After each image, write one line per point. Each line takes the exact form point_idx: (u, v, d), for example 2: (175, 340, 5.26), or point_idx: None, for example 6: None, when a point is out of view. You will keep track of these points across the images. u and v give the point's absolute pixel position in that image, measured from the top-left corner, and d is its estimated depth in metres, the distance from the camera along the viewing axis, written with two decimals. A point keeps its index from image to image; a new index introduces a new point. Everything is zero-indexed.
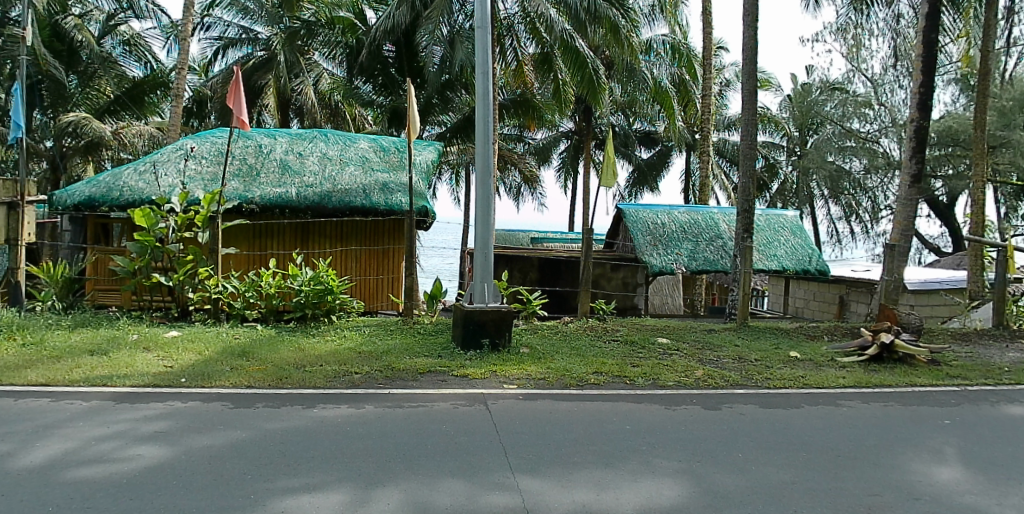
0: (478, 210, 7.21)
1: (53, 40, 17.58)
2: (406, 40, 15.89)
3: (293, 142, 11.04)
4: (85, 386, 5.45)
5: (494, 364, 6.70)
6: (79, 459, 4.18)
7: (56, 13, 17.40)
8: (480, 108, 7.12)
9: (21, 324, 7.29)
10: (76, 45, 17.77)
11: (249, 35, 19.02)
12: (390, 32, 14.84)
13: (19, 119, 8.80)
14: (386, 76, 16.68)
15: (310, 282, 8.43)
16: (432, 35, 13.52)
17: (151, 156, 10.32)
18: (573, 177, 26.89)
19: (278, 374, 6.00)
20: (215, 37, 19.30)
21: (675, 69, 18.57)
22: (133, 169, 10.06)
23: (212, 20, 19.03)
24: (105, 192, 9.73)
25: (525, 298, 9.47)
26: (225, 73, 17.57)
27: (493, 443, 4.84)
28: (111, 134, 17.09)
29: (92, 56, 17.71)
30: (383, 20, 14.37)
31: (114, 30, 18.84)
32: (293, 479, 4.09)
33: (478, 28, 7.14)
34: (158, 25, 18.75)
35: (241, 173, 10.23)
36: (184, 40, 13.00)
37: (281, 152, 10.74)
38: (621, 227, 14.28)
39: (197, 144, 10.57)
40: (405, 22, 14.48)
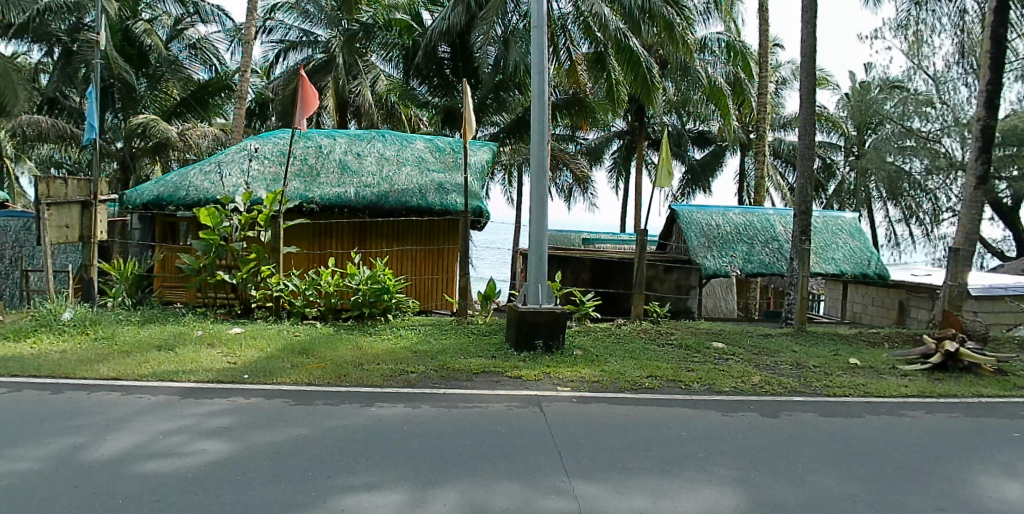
0: (532, 210, 7.13)
1: (125, 45, 18.46)
2: (461, 41, 15.87)
3: (352, 143, 11.21)
4: (153, 380, 5.60)
5: (548, 365, 6.63)
6: (148, 453, 4.30)
7: (127, 18, 18.28)
8: (534, 107, 7.06)
9: (94, 319, 7.54)
10: (145, 49, 18.54)
11: (310, 38, 19.21)
12: (445, 33, 14.99)
13: (93, 120, 9.07)
14: (441, 77, 16.85)
15: (367, 281, 8.49)
16: (486, 36, 13.68)
17: (217, 157, 10.60)
18: (625, 177, 26.66)
19: (336, 371, 6.06)
20: (276, 41, 19.60)
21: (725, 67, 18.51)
22: (199, 170, 10.35)
23: (274, 23, 19.35)
24: (172, 191, 10.02)
25: (578, 299, 9.30)
26: (289, 75, 17.87)
27: (547, 446, 4.79)
28: (177, 135, 17.56)
29: (161, 59, 18.64)
30: (439, 22, 14.60)
31: (182, 34, 19.40)
32: (352, 477, 4.13)
33: (534, 27, 7.07)
34: (222, 28, 19.32)
35: (302, 173, 10.45)
36: (246, 43, 13.30)
37: (341, 152, 10.92)
38: (676, 228, 13.91)
39: (260, 145, 10.83)
40: (461, 23, 14.70)
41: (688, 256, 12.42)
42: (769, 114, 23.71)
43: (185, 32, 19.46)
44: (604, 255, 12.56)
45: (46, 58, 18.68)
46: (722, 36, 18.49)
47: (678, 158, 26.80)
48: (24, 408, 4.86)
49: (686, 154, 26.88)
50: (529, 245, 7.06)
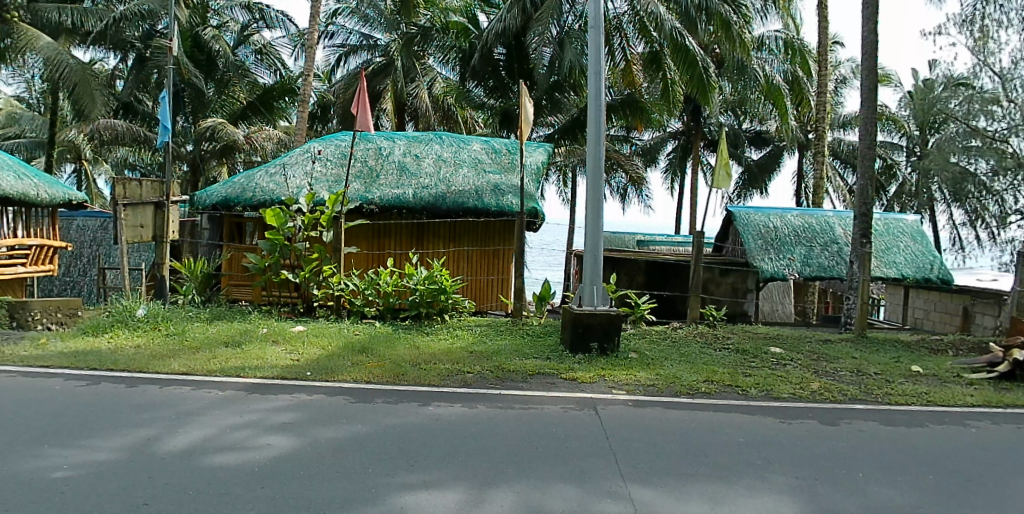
0: (589, 211, 7.07)
1: (194, 50, 18.90)
2: (517, 41, 15.79)
3: (410, 145, 11.37)
4: (222, 376, 5.78)
5: (603, 368, 6.57)
6: (217, 446, 4.44)
7: (196, 24, 18.77)
8: (591, 107, 7.01)
9: (167, 316, 7.79)
10: (214, 54, 19.02)
11: (370, 41, 19.42)
12: (501, 35, 15.26)
13: (167, 122, 9.38)
14: (497, 78, 16.80)
15: (425, 281, 8.57)
16: (541, 37, 13.97)
17: (281, 159, 10.88)
18: (681, 177, 26.25)
19: (395, 370, 6.14)
20: (338, 44, 19.90)
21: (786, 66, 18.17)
22: (264, 172, 10.65)
23: (335, 28, 19.69)
24: (239, 192, 10.32)
25: (633, 302, 9.18)
26: (349, 78, 18.26)
27: (603, 450, 4.75)
28: (244, 138, 17.93)
29: (228, 64, 19.09)
30: (496, 23, 14.98)
31: (248, 39, 20.11)
32: (411, 475, 4.18)
33: (591, 28, 7.04)
34: (286, 33, 19.79)
35: (363, 175, 10.65)
36: (309, 48, 13.62)
37: (399, 154, 11.08)
38: (732, 230, 13.60)
39: (322, 147, 11.08)
40: (517, 25, 15.02)
41: (745, 259, 12.14)
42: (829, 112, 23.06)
43: (251, 37, 20.05)
44: (660, 258, 12.22)
45: (121, 65, 19.50)
46: (779, 34, 18.13)
47: (735, 158, 26.28)
48: (102, 400, 5.07)
49: (742, 155, 26.39)
50: (585, 247, 7.00)
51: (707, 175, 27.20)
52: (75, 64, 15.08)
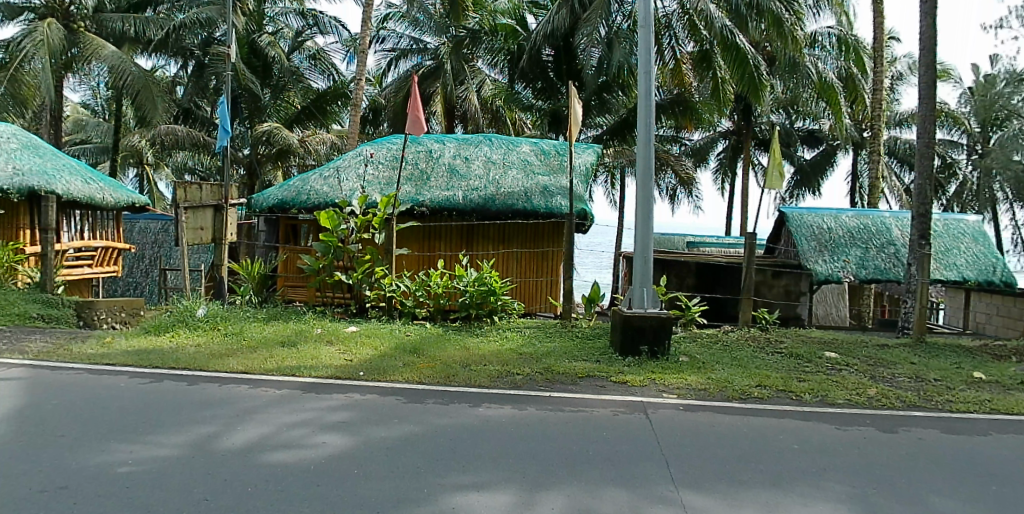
0: (639, 212, 6.99)
1: (251, 57, 19.48)
2: (565, 43, 16.25)
3: (460, 147, 11.46)
4: (279, 375, 5.90)
5: (653, 371, 6.48)
6: (274, 444, 4.54)
7: (253, 31, 19.24)
8: (641, 107, 6.93)
9: (225, 316, 8.01)
10: (269, 60, 19.54)
11: (421, 45, 19.45)
12: (550, 36, 15.36)
13: (226, 126, 9.58)
14: (545, 79, 16.97)
15: (475, 282, 8.59)
16: (590, 37, 14.09)
17: (335, 162, 11.10)
18: (731, 178, 25.86)
19: (445, 371, 6.17)
20: (389, 49, 20.15)
21: (839, 62, 17.74)
22: (319, 175, 10.88)
23: (386, 33, 19.92)
24: (295, 195, 10.56)
25: (684, 304, 9.00)
26: (400, 82, 18.58)
27: (654, 455, 4.67)
28: (299, 142, 18.36)
29: (284, 70, 19.51)
30: (545, 24, 15.08)
31: (302, 45, 20.42)
32: (462, 476, 4.19)
33: (640, 28, 6.97)
34: (340, 39, 20.16)
35: (414, 177, 10.79)
36: (362, 52, 13.84)
37: (450, 157, 11.17)
38: (784, 232, 13.26)
39: (375, 150, 11.25)
40: (566, 26, 15.13)
41: (798, 261, 11.85)
42: (885, 110, 22.40)
43: (305, 43, 20.38)
44: (710, 259, 11.97)
45: (181, 72, 20.16)
46: (834, 30, 17.76)
47: (787, 158, 25.75)
48: (165, 397, 5.24)
49: (794, 155, 25.85)
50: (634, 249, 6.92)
51: (758, 175, 26.71)
52: (137, 71, 15.68)
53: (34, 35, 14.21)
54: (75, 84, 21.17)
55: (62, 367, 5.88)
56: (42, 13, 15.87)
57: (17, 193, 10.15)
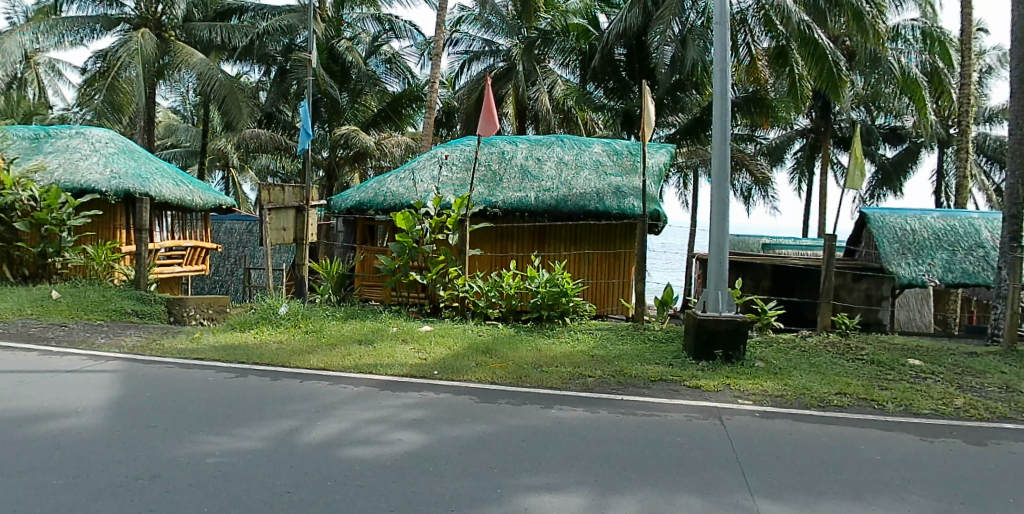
0: (715, 213, 6.85)
1: (330, 63, 19.94)
2: (638, 42, 16.24)
3: (533, 148, 11.49)
4: (356, 372, 6.04)
5: (728, 376, 6.32)
6: (352, 439, 4.64)
7: (331, 37, 19.77)
8: (717, 106, 6.77)
9: (306, 313, 8.25)
10: (347, 66, 20.02)
11: (492, 47, 19.84)
12: (622, 35, 15.41)
13: (308, 128, 9.79)
14: (617, 79, 16.92)
15: (547, 284, 8.58)
16: (663, 35, 14.04)
17: (410, 164, 11.32)
18: (809, 178, 25.12)
19: (517, 372, 6.19)
20: (461, 51, 20.35)
21: (926, 56, 16.93)
22: (395, 177, 11.12)
23: (460, 35, 20.09)
24: (373, 196, 10.81)
25: (760, 308, 8.78)
26: (473, 83, 18.84)
27: (730, 462, 4.56)
28: (375, 144, 18.72)
29: (361, 75, 19.95)
30: (616, 23, 15.06)
31: (379, 49, 20.73)
32: (534, 477, 4.19)
33: (717, 24, 6.82)
34: (414, 43, 20.50)
35: (487, 178, 10.90)
36: (436, 55, 14.05)
37: (522, 158, 11.22)
38: (865, 233, 12.74)
39: (449, 151, 11.41)
40: (638, 24, 15.09)
41: (880, 264, 11.27)
42: (975, 105, 21.26)
43: (381, 47, 20.83)
44: (788, 260, 11.35)
45: (265, 78, 20.87)
46: (919, 23, 17.07)
47: (868, 157, 24.73)
48: (250, 391, 5.44)
49: (876, 153, 24.81)
50: (710, 251, 6.77)
51: (837, 174, 25.77)
52: (223, 77, 16.40)
53: (129, 45, 15.09)
54: (166, 92, 22.33)
55: (156, 361, 6.19)
56: (136, 23, 16.85)
57: (115, 195, 10.87)
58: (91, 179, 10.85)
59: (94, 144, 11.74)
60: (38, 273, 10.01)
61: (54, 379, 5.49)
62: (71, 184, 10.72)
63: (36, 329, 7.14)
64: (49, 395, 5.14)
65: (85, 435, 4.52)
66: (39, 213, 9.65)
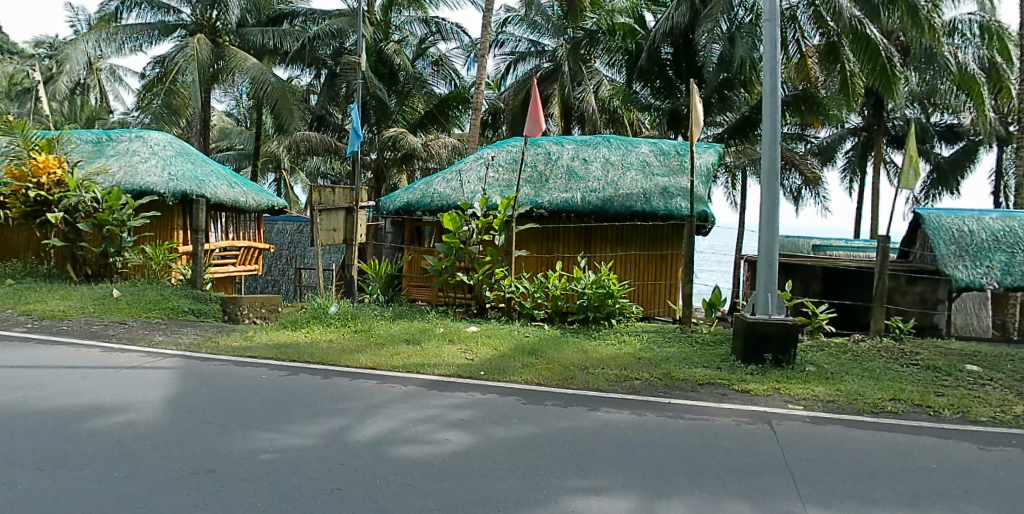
0: (765, 214, 6.73)
1: (379, 65, 20.30)
2: (685, 39, 16.17)
3: (579, 149, 11.46)
4: (404, 371, 6.11)
5: (778, 381, 6.20)
6: (400, 438, 4.69)
7: (381, 41, 20.16)
8: (767, 104, 6.65)
9: (355, 313, 8.36)
10: (396, 68, 20.30)
11: (539, 48, 19.58)
12: (669, 33, 15.41)
13: (358, 130, 9.91)
14: (663, 78, 16.89)
15: (593, 285, 8.55)
16: (711, 33, 13.96)
17: (457, 165, 11.40)
18: (860, 177, 24.55)
19: (564, 373, 6.17)
20: (507, 52, 20.32)
21: (985, 51, 16.42)
22: (442, 178, 11.20)
23: (506, 36, 20.08)
24: (420, 197, 10.91)
25: (810, 311, 8.62)
26: (519, 84, 18.91)
27: (780, 468, 4.46)
28: (423, 146, 18.81)
29: (409, 77, 20.18)
30: (663, 22, 15.02)
31: (426, 52, 21.07)
32: (581, 479, 4.17)
33: (766, 21, 6.69)
34: (460, 44, 20.65)
35: (533, 179, 10.92)
36: (482, 56, 14.11)
37: (568, 158, 11.21)
38: (920, 234, 12.37)
39: (496, 152, 11.46)
40: (685, 21, 15.03)
41: (934, 266, 11.04)
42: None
43: (427, 50, 21.03)
44: (839, 262, 10.80)
45: (314, 81, 21.11)
46: (977, 17, 16.57)
47: (923, 155, 24.05)
48: (301, 389, 5.54)
49: (931, 152, 24.08)
50: (760, 252, 6.65)
51: (890, 173, 25.11)
52: (275, 81, 16.80)
53: (186, 50, 15.60)
54: (220, 96, 23.02)
55: (211, 358, 6.35)
56: (193, 29, 17.41)
57: (172, 196, 11.24)
58: (150, 181, 11.26)
59: (154, 147, 12.14)
60: (101, 272, 10.42)
61: (115, 375, 5.68)
62: (131, 186, 11.13)
63: (98, 327, 7.41)
64: (111, 390, 5.32)
65: (145, 429, 4.66)
66: (101, 214, 9.98)
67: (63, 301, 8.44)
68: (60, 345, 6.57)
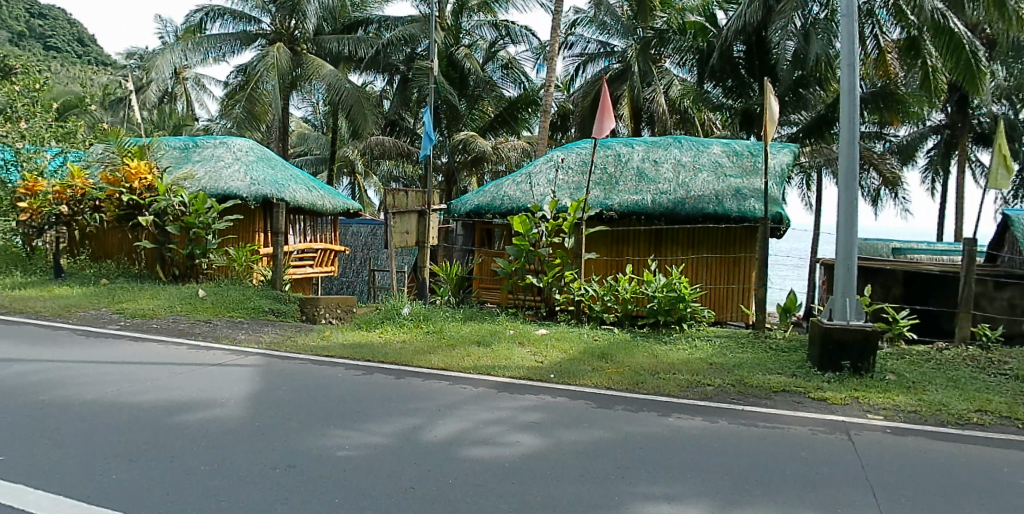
0: (841, 216, 6.52)
1: (450, 70, 20.30)
2: (757, 38, 15.90)
3: (650, 150, 11.35)
4: (475, 373, 6.18)
5: (857, 389, 5.99)
6: (472, 439, 4.74)
7: (450, 45, 20.05)
8: (844, 102, 6.42)
9: (426, 314, 8.51)
10: (466, 73, 20.18)
11: (608, 49, 19.56)
12: (741, 32, 15.27)
13: (429, 133, 9.99)
14: (736, 78, 16.76)
15: (663, 289, 8.50)
16: (785, 30, 13.90)
17: (527, 168, 11.48)
18: (944, 176, 23.53)
19: (634, 378, 6.12)
20: (577, 54, 20.21)
21: None
22: (512, 181, 11.30)
23: (574, 38, 19.97)
24: (490, 201, 11.02)
25: (890, 316, 8.31)
26: (588, 86, 18.98)
27: (859, 480, 4.31)
28: (492, 149, 19.14)
29: (479, 81, 20.31)
30: (735, 20, 14.90)
31: (495, 55, 21.05)
32: (652, 486, 4.12)
33: (843, 16, 6.48)
34: (529, 47, 20.70)
35: (603, 181, 10.90)
36: (551, 59, 14.09)
37: (639, 160, 11.13)
38: (1009, 237, 11.72)
39: (565, 155, 11.50)
40: (757, 19, 14.83)
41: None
42: None
43: (498, 53, 20.96)
44: (922, 267, 10.32)
45: (387, 87, 21.58)
46: None
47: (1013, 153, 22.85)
48: (375, 388, 5.66)
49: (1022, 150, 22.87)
50: (837, 256, 6.45)
51: (977, 173, 24.01)
52: (350, 87, 17.32)
53: (266, 59, 16.28)
54: (298, 103, 23.87)
55: (290, 357, 6.57)
56: (273, 38, 18.15)
57: (254, 200, 11.61)
58: (234, 185, 11.66)
59: (236, 153, 12.60)
60: (187, 273, 10.82)
61: (200, 372, 5.93)
62: (216, 190, 11.55)
63: (185, 325, 7.76)
64: (196, 386, 5.56)
65: (229, 425, 4.84)
66: (188, 217, 10.42)
67: (152, 301, 8.83)
68: (151, 342, 6.91)
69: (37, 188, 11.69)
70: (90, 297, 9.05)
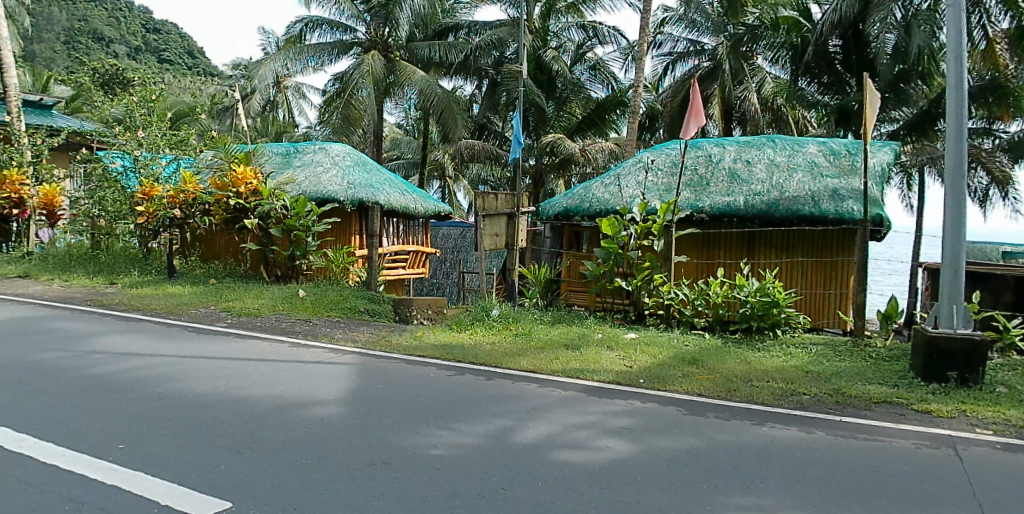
0: (949, 219, 6.22)
1: (537, 72, 20.59)
2: (854, 31, 15.45)
3: (742, 150, 11.09)
4: (564, 376, 6.23)
5: (964, 402, 5.69)
6: (561, 443, 4.77)
7: (539, 48, 20.32)
8: (951, 98, 6.11)
9: (515, 316, 8.62)
10: (554, 74, 20.55)
11: (697, 47, 19.36)
12: (837, 25, 14.86)
13: (518, 137, 10.09)
14: (832, 73, 16.18)
15: (756, 293, 8.28)
16: (884, 22, 13.53)
17: (616, 170, 11.47)
18: None
19: (727, 385, 6.03)
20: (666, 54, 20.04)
21: None
22: (601, 183, 11.32)
23: (664, 37, 19.65)
24: (579, 203, 11.08)
25: (1002, 326, 7.87)
26: (678, 86, 18.70)
27: (969, 498, 4.09)
28: (579, 150, 19.04)
29: (567, 83, 20.56)
30: (830, 13, 14.54)
31: (584, 57, 21.23)
32: (745, 497, 4.04)
33: (950, 7, 6.15)
34: (617, 48, 20.52)
35: (693, 183, 10.76)
36: (640, 58, 13.96)
37: (731, 160, 10.90)
38: None
39: (655, 156, 11.40)
40: (855, 11, 14.41)
41: None
42: None
43: (586, 56, 21.19)
44: None
45: (476, 91, 21.91)
46: None
47: None
48: (466, 389, 5.78)
49: None
50: (944, 260, 6.17)
51: None
52: (441, 92, 17.65)
53: (362, 67, 16.82)
54: (394, 109, 24.44)
55: (385, 356, 6.79)
56: (368, 46, 18.61)
57: (351, 204, 11.98)
58: (331, 189, 12.05)
59: (334, 158, 13.04)
60: (289, 274, 11.35)
61: (301, 369, 6.21)
62: (315, 194, 12.01)
63: (287, 324, 8.14)
64: (298, 383, 5.83)
65: (329, 420, 5.06)
66: (289, 220, 10.90)
67: (257, 300, 9.28)
68: (255, 339, 7.29)
69: (153, 192, 12.18)
70: (201, 297, 9.56)
